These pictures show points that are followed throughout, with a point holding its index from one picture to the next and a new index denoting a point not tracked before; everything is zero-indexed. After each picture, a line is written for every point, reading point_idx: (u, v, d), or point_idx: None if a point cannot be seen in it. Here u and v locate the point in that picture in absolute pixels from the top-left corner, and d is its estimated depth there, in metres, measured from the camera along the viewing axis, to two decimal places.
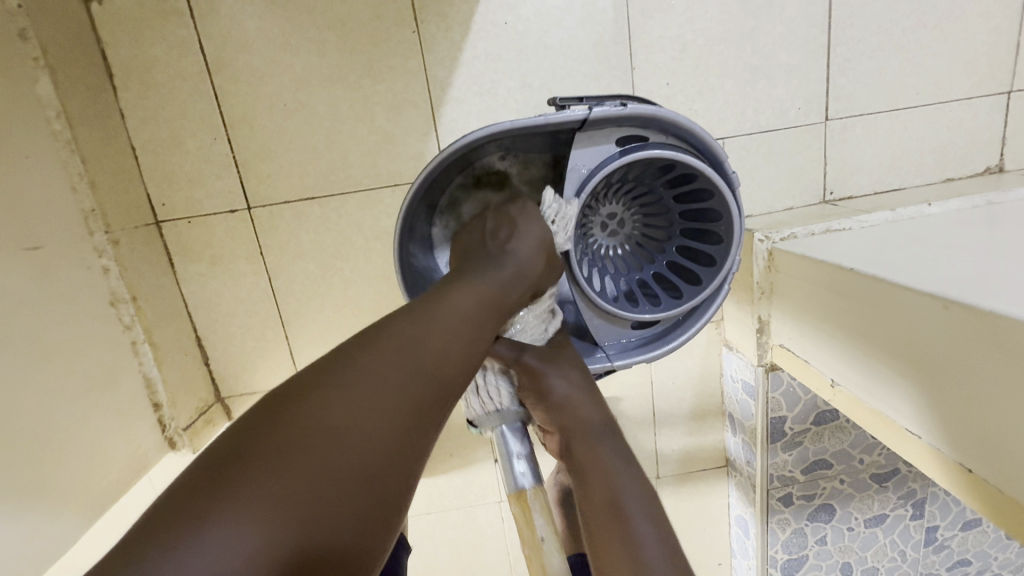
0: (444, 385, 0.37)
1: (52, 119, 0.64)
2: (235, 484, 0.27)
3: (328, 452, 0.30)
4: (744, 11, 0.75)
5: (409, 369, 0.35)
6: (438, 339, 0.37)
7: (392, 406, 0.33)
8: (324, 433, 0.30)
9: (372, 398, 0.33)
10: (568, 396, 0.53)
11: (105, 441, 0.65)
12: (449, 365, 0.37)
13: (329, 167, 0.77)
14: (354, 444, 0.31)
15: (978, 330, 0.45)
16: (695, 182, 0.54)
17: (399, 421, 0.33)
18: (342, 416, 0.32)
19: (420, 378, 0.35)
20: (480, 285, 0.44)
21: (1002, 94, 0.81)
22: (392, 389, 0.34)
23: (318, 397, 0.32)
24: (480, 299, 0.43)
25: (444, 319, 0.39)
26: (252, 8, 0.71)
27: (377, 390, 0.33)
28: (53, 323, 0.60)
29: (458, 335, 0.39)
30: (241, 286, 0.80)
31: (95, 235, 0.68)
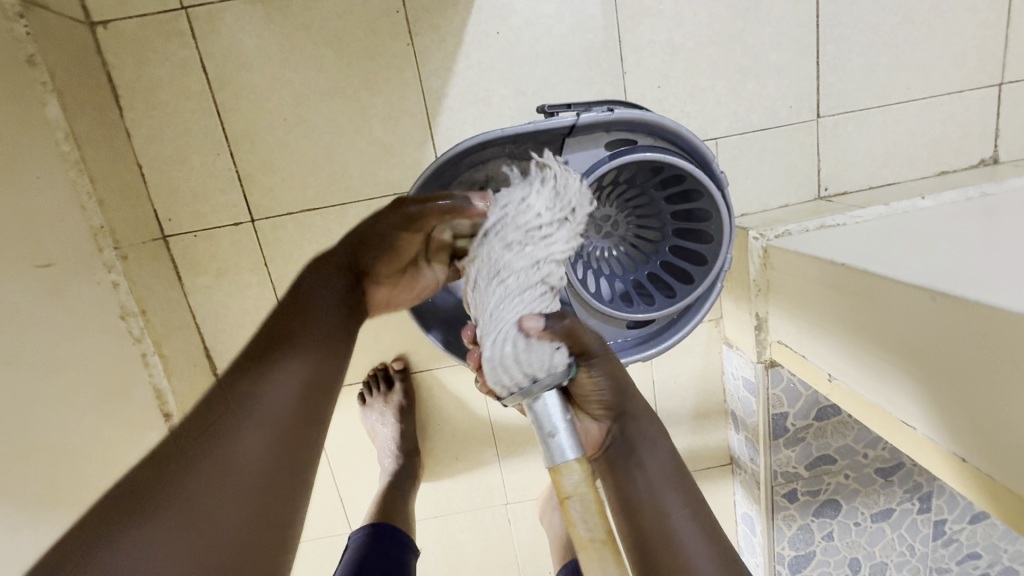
0: (286, 440, 0.46)
1: (61, 140, 0.66)
2: (174, 479, 0.38)
3: (177, 515, 0.36)
4: (732, 13, 0.77)
5: (255, 455, 0.43)
6: (279, 401, 0.47)
7: (246, 469, 0.42)
8: (184, 495, 0.38)
9: (236, 465, 0.41)
10: (617, 390, 0.58)
11: (117, 451, 0.67)
12: (279, 448, 0.45)
13: (329, 178, 0.78)
14: (216, 510, 0.38)
15: (965, 321, 0.46)
16: (685, 182, 0.55)
17: (239, 492, 0.40)
18: (226, 476, 0.40)
19: (254, 471, 0.42)
20: (298, 352, 0.51)
21: (993, 86, 0.82)
22: (234, 447, 0.42)
23: (193, 464, 0.40)
24: (296, 373, 0.50)
25: (270, 391, 0.47)
26: (251, 26, 0.73)
27: (218, 464, 0.40)
28: (64, 337, 0.62)
29: (292, 399, 0.48)
30: (247, 297, 0.82)
31: (105, 251, 0.70)
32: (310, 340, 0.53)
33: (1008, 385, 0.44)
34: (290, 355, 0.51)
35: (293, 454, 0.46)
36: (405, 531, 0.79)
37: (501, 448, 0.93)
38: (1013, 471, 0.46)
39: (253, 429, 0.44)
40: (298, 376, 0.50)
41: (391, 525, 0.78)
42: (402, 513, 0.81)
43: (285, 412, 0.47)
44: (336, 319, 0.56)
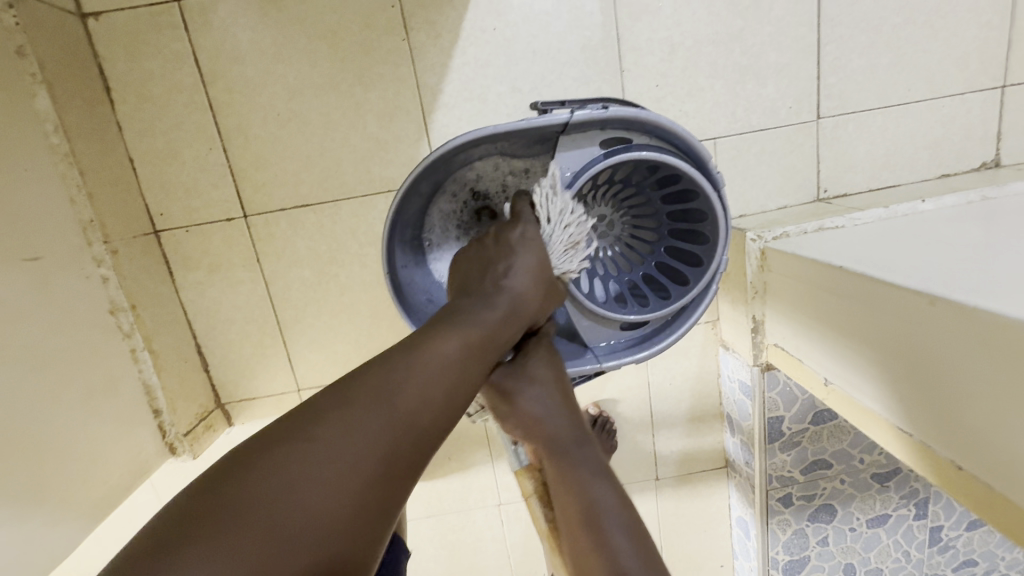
0: (432, 437, 0.38)
1: (51, 133, 0.65)
2: (270, 480, 0.31)
3: (285, 495, 0.31)
4: (731, 12, 0.76)
5: (391, 434, 0.35)
6: (439, 373, 0.39)
7: (371, 453, 0.34)
8: (317, 465, 0.32)
9: (368, 441, 0.34)
10: (535, 408, 0.52)
11: (105, 448, 0.66)
12: (418, 439, 0.37)
13: (323, 175, 0.78)
14: (333, 491, 0.32)
15: (964, 327, 0.45)
16: (680, 182, 0.54)
17: (364, 479, 0.34)
18: (359, 449, 0.34)
19: (385, 454, 0.35)
20: (472, 326, 0.44)
21: (995, 89, 0.81)
22: (353, 454, 0.34)
23: (301, 457, 0.32)
24: (469, 340, 0.42)
25: (437, 366, 0.39)
26: (245, 19, 0.72)
27: (329, 461, 0.33)
28: (51, 332, 0.61)
29: (451, 374, 0.40)
30: (239, 293, 0.81)
31: (94, 245, 0.69)
32: (496, 302, 0.47)
33: (1007, 395, 0.43)
34: (462, 326, 0.43)
35: (430, 435, 0.38)
36: (395, 532, 0.78)
37: (493, 449, 0.92)
38: (1010, 482, 0.45)
39: (391, 419, 0.36)
40: (467, 349, 0.42)
41: None
42: None
43: (455, 393, 0.40)
44: (483, 304, 0.47)
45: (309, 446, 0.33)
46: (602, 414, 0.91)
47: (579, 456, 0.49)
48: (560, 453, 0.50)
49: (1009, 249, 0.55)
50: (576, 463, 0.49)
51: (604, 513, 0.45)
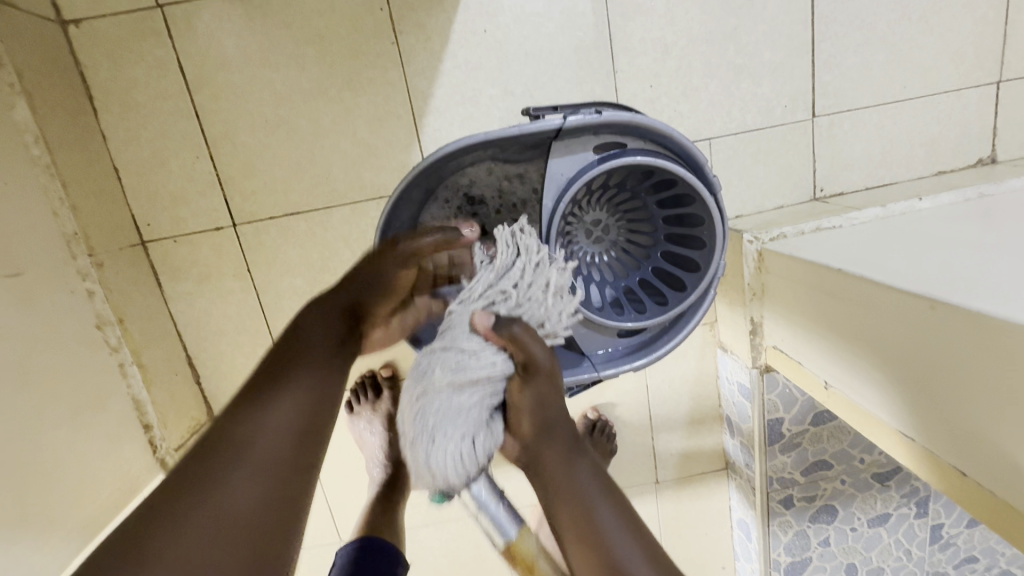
0: (309, 445, 0.41)
1: (31, 145, 0.63)
2: (152, 538, 0.32)
3: (187, 529, 0.33)
4: (725, 11, 0.75)
5: (271, 456, 0.39)
6: (309, 392, 0.44)
7: (262, 472, 0.38)
8: (208, 494, 0.35)
9: (248, 466, 0.37)
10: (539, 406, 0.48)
11: (93, 467, 0.65)
12: (298, 448, 0.40)
13: (313, 182, 0.76)
14: (230, 520, 0.34)
15: (966, 332, 0.44)
16: (676, 187, 0.53)
17: (256, 485, 0.37)
18: (243, 475, 0.37)
19: (274, 470, 0.38)
20: (320, 345, 0.48)
21: (991, 85, 0.80)
22: (233, 480, 0.36)
23: (179, 502, 0.34)
24: (318, 365, 0.46)
25: (290, 392, 0.43)
26: (230, 25, 0.71)
27: (204, 497, 0.35)
28: (35, 349, 0.59)
29: (313, 393, 0.44)
30: (229, 304, 0.80)
31: (79, 258, 0.68)
32: (317, 315, 0.50)
33: (1012, 403, 0.42)
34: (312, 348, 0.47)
35: (311, 440, 0.42)
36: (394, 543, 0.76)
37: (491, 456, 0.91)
38: (1014, 489, 0.44)
39: (258, 439, 0.39)
40: (321, 369, 0.46)
41: (380, 537, 0.75)
42: (392, 523, 0.80)
43: (318, 408, 0.44)
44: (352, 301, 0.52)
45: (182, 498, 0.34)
46: (600, 418, 0.90)
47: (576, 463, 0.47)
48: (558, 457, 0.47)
49: (1006, 245, 0.54)
50: (574, 467, 0.46)
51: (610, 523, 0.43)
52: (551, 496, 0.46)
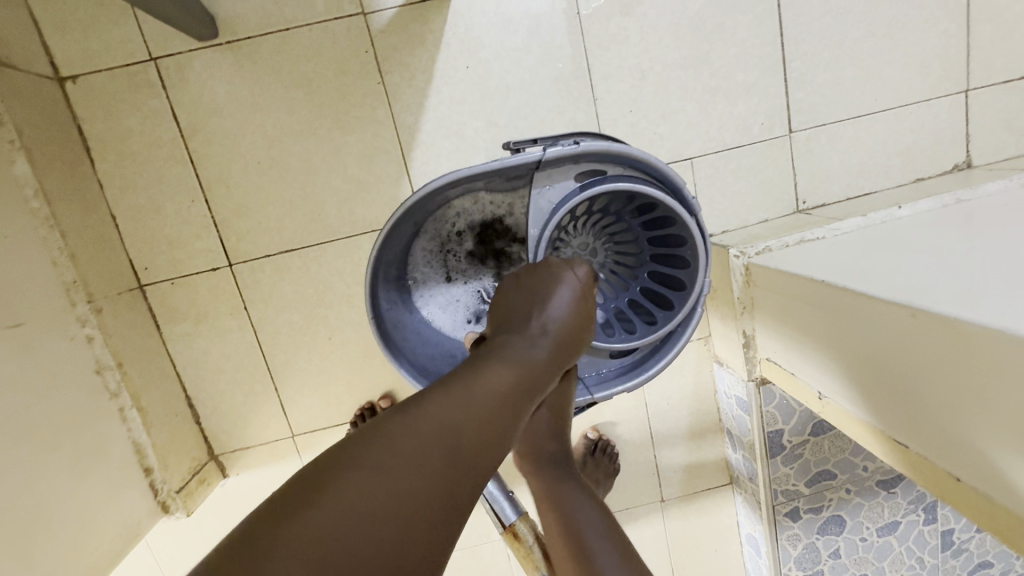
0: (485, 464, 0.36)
1: (31, 197, 0.65)
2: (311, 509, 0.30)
3: (347, 520, 0.30)
4: (697, 37, 0.78)
5: (400, 513, 0.32)
6: (473, 413, 0.36)
7: (434, 475, 0.33)
8: (380, 481, 0.32)
9: (406, 484, 0.32)
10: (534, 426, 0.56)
11: (96, 513, 0.65)
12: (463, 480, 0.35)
13: (306, 219, 0.78)
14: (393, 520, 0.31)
15: (946, 337, 0.45)
16: (657, 210, 0.55)
17: (435, 498, 0.33)
18: (390, 499, 0.32)
19: (448, 477, 0.34)
20: (510, 361, 0.42)
21: (959, 93, 0.83)
22: (409, 485, 0.32)
23: (352, 479, 0.32)
24: (511, 375, 0.40)
25: (482, 398, 0.38)
26: (221, 73, 0.74)
27: (401, 476, 0.33)
28: (36, 399, 0.60)
29: (497, 412, 0.38)
30: (227, 342, 0.81)
31: (78, 305, 0.69)
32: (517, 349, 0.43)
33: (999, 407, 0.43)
34: (504, 363, 0.41)
35: (449, 510, 0.33)
36: None
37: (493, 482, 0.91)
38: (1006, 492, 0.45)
39: (442, 449, 0.34)
40: (511, 391, 0.39)
41: None
42: None
43: (499, 428, 0.37)
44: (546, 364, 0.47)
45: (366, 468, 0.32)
46: (601, 437, 0.90)
47: (574, 495, 0.55)
48: (553, 485, 0.56)
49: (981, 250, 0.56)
50: (564, 490, 0.55)
51: (588, 530, 0.52)
52: (547, 512, 0.55)
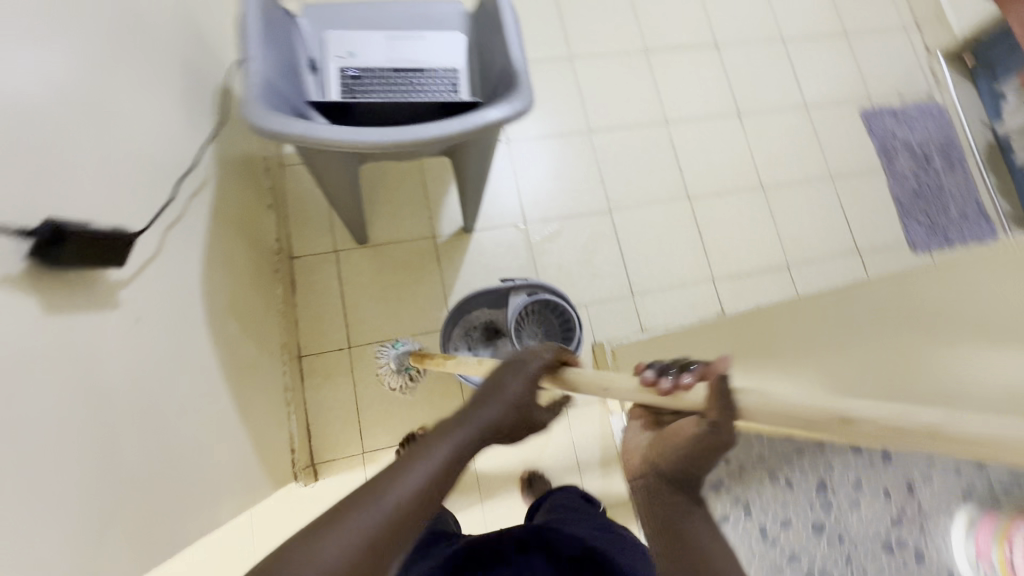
0: (409, 517, 0.55)
1: (278, 302, 1.41)
2: (302, 544, 0.50)
3: (326, 547, 0.50)
4: (584, 252, 1.70)
5: (356, 547, 0.51)
6: (410, 481, 0.57)
7: (382, 519, 0.53)
8: (342, 531, 0.51)
9: (354, 531, 0.51)
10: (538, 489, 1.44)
11: (276, 462, 1.21)
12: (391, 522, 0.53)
13: (392, 325, 1.53)
14: (357, 545, 0.51)
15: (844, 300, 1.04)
16: (559, 306, 1.34)
17: (370, 544, 0.51)
18: (350, 535, 0.51)
19: (384, 523, 0.53)
20: (444, 447, 0.62)
21: (711, 281, 1.74)
22: (355, 535, 0.51)
23: (325, 524, 0.52)
24: (439, 461, 0.60)
25: (410, 476, 0.57)
26: (364, 256, 1.57)
27: (347, 536, 0.51)
28: (270, 391, 1.23)
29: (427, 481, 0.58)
30: (338, 390, 1.46)
31: (282, 353, 1.38)
32: (444, 442, 0.63)
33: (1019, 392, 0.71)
34: (435, 448, 0.62)
35: (385, 546, 0.53)
36: None
37: (480, 492, 1.46)
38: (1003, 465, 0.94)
39: (377, 509, 0.53)
40: (434, 466, 0.59)
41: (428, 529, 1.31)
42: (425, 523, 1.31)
43: (424, 500, 0.57)
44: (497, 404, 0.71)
45: (330, 526, 0.52)
46: (536, 467, 1.49)
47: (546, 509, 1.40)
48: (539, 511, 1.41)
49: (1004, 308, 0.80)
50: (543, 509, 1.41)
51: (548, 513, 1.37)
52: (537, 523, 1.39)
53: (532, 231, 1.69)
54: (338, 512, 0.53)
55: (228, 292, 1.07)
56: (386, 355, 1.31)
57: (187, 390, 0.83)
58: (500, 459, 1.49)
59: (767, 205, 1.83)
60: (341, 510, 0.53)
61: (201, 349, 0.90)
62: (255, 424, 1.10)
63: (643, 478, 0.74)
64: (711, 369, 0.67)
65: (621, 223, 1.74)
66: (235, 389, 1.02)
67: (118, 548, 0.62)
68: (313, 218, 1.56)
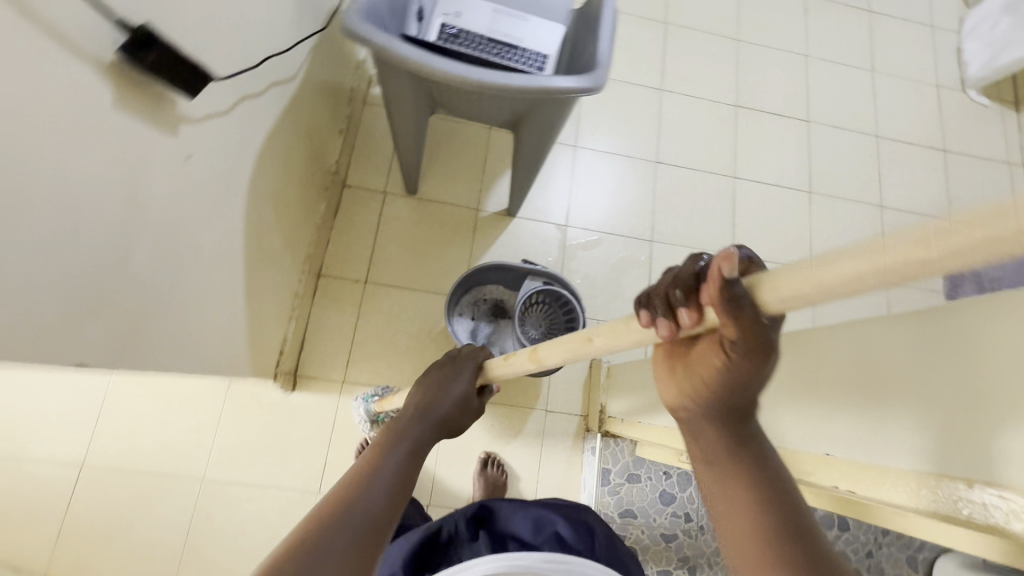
0: (390, 506, 0.61)
1: (317, 218, 1.48)
2: (300, 540, 0.55)
3: (320, 545, 0.54)
4: (613, 271, 1.70)
5: (347, 539, 0.56)
6: (380, 475, 0.63)
7: (365, 512, 0.59)
8: (330, 526, 0.56)
9: (343, 525, 0.57)
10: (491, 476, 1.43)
11: (263, 358, 1.27)
12: (377, 514, 0.59)
13: (410, 276, 1.58)
14: (348, 539, 0.56)
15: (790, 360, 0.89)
16: (569, 303, 1.36)
17: (360, 538, 0.57)
18: (342, 528, 0.56)
19: (369, 521, 0.58)
20: (400, 444, 0.69)
21: None
22: (344, 530, 0.56)
23: (314, 525, 0.56)
24: (399, 457, 0.67)
25: (378, 474, 0.63)
26: (408, 205, 1.63)
27: (338, 529, 0.56)
28: (281, 292, 1.30)
29: (396, 476, 0.64)
30: (341, 318, 1.51)
31: (304, 265, 1.44)
32: (399, 441, 0.70)
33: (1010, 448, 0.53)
34: (394, 449, 0.68)
35: (374, 533, 0.58)
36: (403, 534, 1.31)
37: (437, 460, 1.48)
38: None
39: (358, 506, 0.59)
40: (398, 462, 0.66)
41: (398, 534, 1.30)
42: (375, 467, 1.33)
43: (399, 490, 0.63)
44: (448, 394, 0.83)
45: (318, 523, 0.56)
46: (491, 452, 1.48)
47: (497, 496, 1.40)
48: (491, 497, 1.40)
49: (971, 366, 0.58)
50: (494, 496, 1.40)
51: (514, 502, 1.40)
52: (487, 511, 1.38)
53: (569, 234, 1.71)
54: (325, 516, 0.57)
55: (274, 186, 1.14)
56: (359, 403, 1.41)
57: (207, 246, 0.89)
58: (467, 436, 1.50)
59: None
60: (326, 512, 0.58)
61: (232, 220, 0.96)
62: (257, 315, 1.16)
63: (694, 422, 0.58)
64: (717, 276, 0.41)
65: (658, 256, 1.74)
66: (250, 272, 1.09)
67: (100, 331, 0.67)
68: (375, 156, 1.64)
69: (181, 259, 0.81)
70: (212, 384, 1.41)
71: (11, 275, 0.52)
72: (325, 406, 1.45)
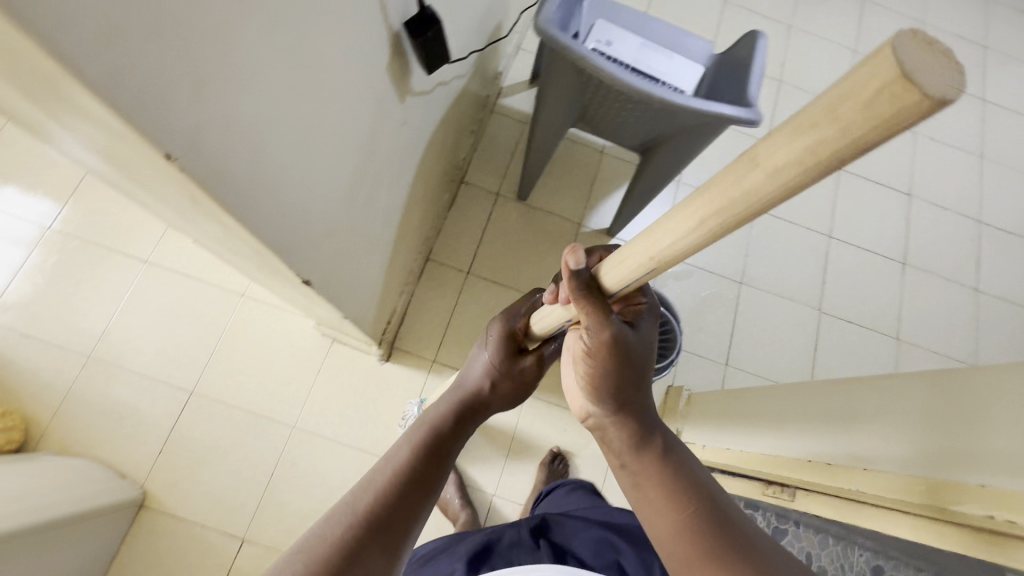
0: (413, 467, 0.63)
1: (439, 206, 1.59)
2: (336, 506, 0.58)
3: (341, 508, 0.57)
4: (699, 305, 1.75)
5: (367, 500, 0.58)
6: (400, 446, 0.66)
7: (383, 475, 0.61)
8: (356, 490, 0.60)
9: (366, 485, 0.60)
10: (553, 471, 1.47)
11: (379, 322, 1.36)
12: (396, 476, 0.61)
13: (509, 275, 1.66)
14: (364, 500, 0.58)
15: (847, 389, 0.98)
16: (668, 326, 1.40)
17: (379, 497, 0.58)
18: (365, 488, 0.60)
19: (386, 482, 0.60)
20: (421, 419, 0.72)
21: None
22: (361, 489, 0.60)
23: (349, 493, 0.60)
24: (417, 428, 0.69)
25: (397, 445, 0.67)
26: (517, 209, 1.73)
27: (358, 490, 0.60)
28: (404, 265, 1.39)
29: (415, 441, 0.67)
30: (441, 301, 1.60)
31: (421, 246, 1.54)
32: (422, 419, 0.72)
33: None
34: (415, 425, 0.71)
35: (396, 495, 0.59)
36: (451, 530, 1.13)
37: (508, 453, 1.51)
38: None
39: (379, 468, 0.62)
40: (415, 433, 0.68)
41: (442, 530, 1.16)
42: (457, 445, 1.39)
43: (418, 452, 0.65)
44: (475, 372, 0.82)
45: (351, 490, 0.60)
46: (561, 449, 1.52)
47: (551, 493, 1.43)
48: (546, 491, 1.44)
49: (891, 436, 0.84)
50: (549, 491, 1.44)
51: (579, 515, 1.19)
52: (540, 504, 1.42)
53: None
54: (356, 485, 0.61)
55: (428, 166, 1.25)
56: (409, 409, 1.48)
57: (386, 205, 0.98)
58: (540, 435, 1.53)
59: (895, 356, 1.77)
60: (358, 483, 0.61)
61: (402, 187, 1.06)
62: (388, 279, 1.26)
63: (604, 431, 0.65)
64: (566, 267, 0.55)
65: (745, 298, 1.77)
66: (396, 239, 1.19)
67: (322, 256, 0.73)
68: (494, 160, 1.76)
69: (372, 211, 0.90)
70: (318, 339, 1.52)
71: (290, 190, 0.57)
72: (414, 381, 1.52)
